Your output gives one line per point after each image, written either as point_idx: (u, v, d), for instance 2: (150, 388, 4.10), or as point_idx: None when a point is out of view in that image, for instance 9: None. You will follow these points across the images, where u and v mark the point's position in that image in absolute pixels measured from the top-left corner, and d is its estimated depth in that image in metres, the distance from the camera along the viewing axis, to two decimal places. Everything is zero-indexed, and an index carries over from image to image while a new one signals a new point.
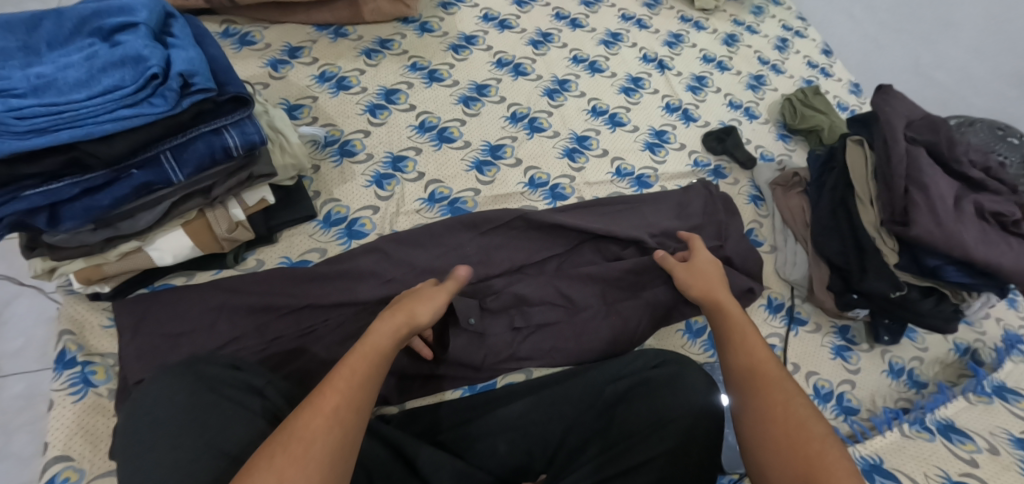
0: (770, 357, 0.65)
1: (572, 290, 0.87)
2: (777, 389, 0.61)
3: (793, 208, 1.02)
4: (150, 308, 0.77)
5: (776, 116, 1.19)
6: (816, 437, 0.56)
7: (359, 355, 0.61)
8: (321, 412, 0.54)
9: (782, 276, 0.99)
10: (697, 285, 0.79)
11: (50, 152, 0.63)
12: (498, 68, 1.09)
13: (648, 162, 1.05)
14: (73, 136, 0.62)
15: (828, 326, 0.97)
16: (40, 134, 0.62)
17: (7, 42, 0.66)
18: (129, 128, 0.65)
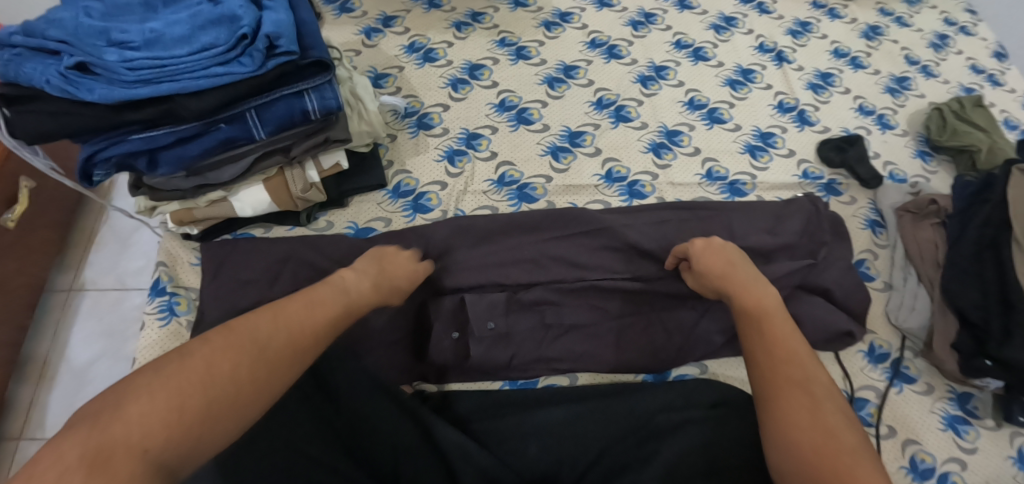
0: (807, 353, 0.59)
1: (613, 300, 0.79)
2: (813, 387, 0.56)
3: (922, 243, 0.85)
4: (231, 254, 0.82)
5: (918, 128, 1.00)
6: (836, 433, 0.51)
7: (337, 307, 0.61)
8: (285, 347, 0.54)
9: (893, 322, 0.84)
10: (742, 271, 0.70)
11: (150, 101, 0.66)
12: (591, 49, 1.03)
13: (746, 167, 0.93)
14: (172, 89, 0.65)
15: (943, 390, 0.81)
16: (145, 85, 0.65)
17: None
18: (219, 85, 0.66)
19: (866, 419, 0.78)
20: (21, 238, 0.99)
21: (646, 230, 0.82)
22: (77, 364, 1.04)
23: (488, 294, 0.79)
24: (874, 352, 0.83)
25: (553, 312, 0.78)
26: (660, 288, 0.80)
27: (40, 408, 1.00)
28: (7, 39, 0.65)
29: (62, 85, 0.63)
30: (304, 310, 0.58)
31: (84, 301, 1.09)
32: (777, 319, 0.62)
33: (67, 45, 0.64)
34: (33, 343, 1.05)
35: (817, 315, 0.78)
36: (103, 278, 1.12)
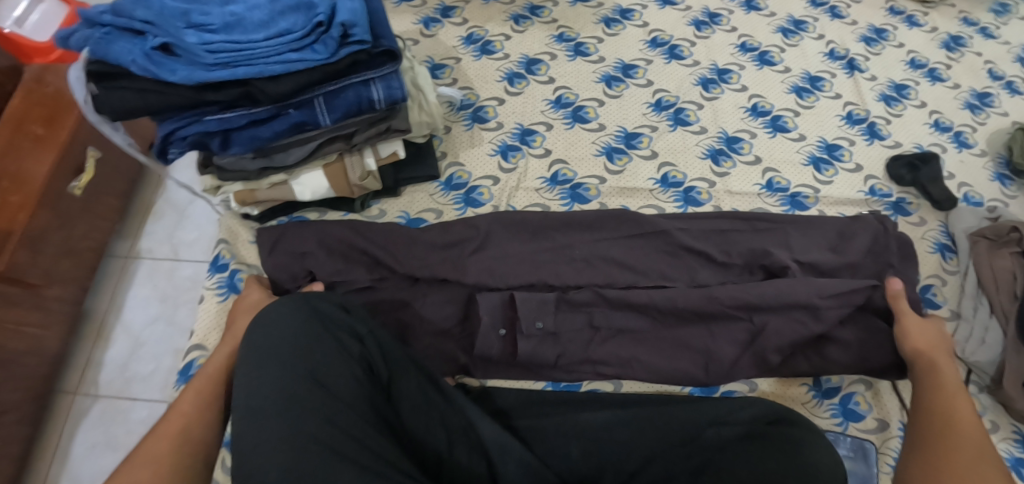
0: None
1: (673, 313, 0.76)
2: None
3: (999, 273, 0.80)
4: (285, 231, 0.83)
5: (998, 148, 0.94)
6: None
7: (203, 379, 0.67)
8: (167, 435, 0.61)
9: (959, 354, 0.79)
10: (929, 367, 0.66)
11: (228, 84, 0.67)
12: (651, 48, 1.00)
13: (808, 180, 0.90)
14: (249, 74, 0.66)
15: (1008, 430, 0.76)
16: (223, 68, 0.66)
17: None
18: (293, 70, 0.67)
19: None
20: (94, 203, 1.05)
21: (702, 236, 0.81)
22: (132, 327, 1.09)
23: (544, 297, 0.77)
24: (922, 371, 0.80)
25: (604, 316, 0.77)
26: (723, 301, 0.75)
27: (96, 367, 1.05)
28: (96, 18, 0.66)
29: (147, 65, 0.65)
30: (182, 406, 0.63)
31: (139, 268, 1.14)
32: None
33: (152, 25, 0.66)
34: (93, 303, 1.11)
35: (876, 341, 0.75)
36: (158, 247, 1.16)
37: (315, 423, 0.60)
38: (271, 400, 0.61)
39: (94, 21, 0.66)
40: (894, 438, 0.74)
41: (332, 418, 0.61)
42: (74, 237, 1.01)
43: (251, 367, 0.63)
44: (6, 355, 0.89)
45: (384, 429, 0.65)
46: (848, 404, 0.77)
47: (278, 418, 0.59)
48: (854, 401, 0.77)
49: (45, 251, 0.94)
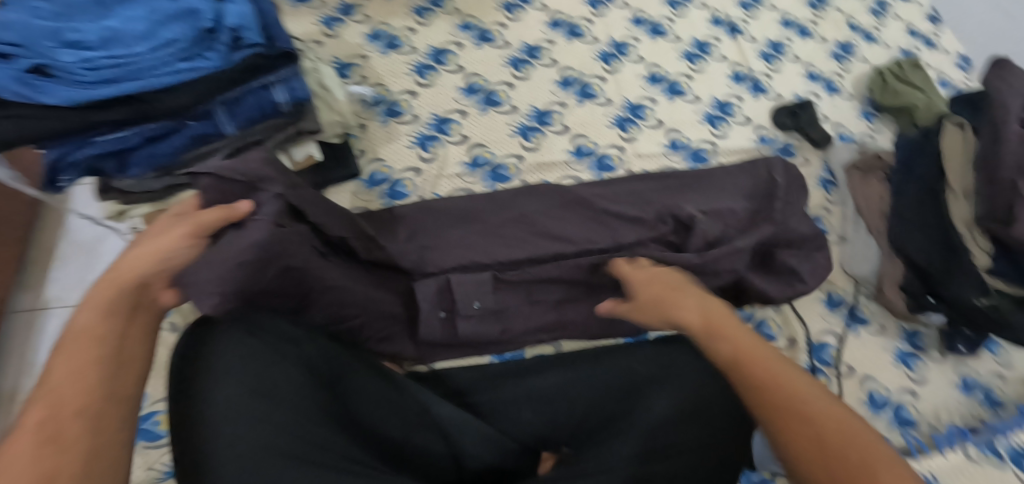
0: (810, 395, 0.48)
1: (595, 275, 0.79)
2: (834, 433, 0.45)
3: (870, 197, 0.91)
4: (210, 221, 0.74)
5: (862, 91, 1.07)
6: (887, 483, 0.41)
7: (75, 336, 0.49)
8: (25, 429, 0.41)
9: (847, 270, 0.91)
10: (676, 297, 0.64)
11: (119, 101, 0.64)
12: (552, 29, 1.05)
13: (706, 136, 0.98)
14: (136, 88, 0.63)
15: (894, 329, 0.88)
16: (108, 85, 0.63)
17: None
18: (187, 80, 0.65)
19: (826, 360, 0.85)
20: None
21: (619, 198, 0.86)
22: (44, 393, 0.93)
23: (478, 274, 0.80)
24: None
25: (539, 288, 0.82)
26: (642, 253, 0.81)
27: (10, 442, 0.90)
28: None
29: (19, 89, 0.60)
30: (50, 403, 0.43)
31: (48, 320, 0.97)
32: (780, 368, 0.50)
33: (18, 47, 0.61)
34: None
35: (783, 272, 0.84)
36: (68, 295, 1.00)
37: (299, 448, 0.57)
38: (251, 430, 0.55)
39: None
40: (802, 351, 0.84)
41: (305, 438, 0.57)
42: None
43: (215, 376, 0.58)
44: None
45: (350, 435, 0.63)
46: (762, 328, 0.86)
47: (249, 422, 0.55)
48: (766, 324, 0.86)
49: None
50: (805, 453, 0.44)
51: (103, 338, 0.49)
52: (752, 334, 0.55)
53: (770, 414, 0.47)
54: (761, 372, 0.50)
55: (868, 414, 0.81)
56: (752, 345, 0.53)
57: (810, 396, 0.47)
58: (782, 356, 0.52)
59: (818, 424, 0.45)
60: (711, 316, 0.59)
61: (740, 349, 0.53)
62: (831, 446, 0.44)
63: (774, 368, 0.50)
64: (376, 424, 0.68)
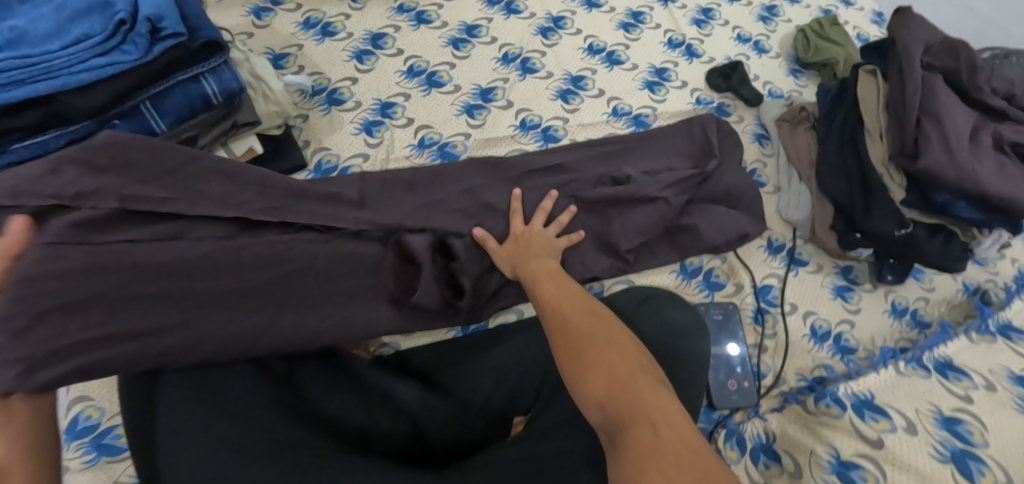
0: (615, 350, 0.55)
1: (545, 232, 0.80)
2: (633, 379, 0.52)
3: (799, 146, 0.98)
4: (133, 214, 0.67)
5: (788, 49, 1.13)
6: (662, 420, 0.49)
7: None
8: None
9: (783, 217, 0.97)
10: (536, 267, 0.72)
11: (33, 103, 0.63)
12: (489, 7, 1.06)
13: (646, 102, 1.02)
14: (51, 88, 0.62)
15: (830, 267, 0.95)
16: (18, 86, 0.61)
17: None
18: (103, 77, 0.64)
19: (771, 301, 0.90)
20: None
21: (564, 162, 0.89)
22: None
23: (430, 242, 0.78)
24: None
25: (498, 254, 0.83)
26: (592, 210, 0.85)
27: None
28: None
29: None
30: None
31: None
32: (591, 330, 0.58)
33: None
34: None
35: (720, 220, 0.89)
36: None
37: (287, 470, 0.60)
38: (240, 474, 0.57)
39: None
40: (749, 294, 0.90)
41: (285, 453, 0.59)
42: None
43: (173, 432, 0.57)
44: None
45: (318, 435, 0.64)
46: (711, 278, 0.90)
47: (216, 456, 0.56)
48: (715, 274, 0.91)
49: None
50: (599, 396, 0.52)
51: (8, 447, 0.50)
52: (581, 325, 0.59)
53: (576, 367, 0.55)
54: (587, 370, 0.54)
55: (812, 346, 0.88)
56: (586, 339, 0.57)
57: (629, 384, 0.51)
58: (609, 343, 0.56)
59: (630, 411, 0.50)
60: (558, 310, 0.63)
61: (581, 347, 0.56)
62: (621, 391, 0.51)
63: (601, 362, 0.54)
64: (340, 412, 0.69)
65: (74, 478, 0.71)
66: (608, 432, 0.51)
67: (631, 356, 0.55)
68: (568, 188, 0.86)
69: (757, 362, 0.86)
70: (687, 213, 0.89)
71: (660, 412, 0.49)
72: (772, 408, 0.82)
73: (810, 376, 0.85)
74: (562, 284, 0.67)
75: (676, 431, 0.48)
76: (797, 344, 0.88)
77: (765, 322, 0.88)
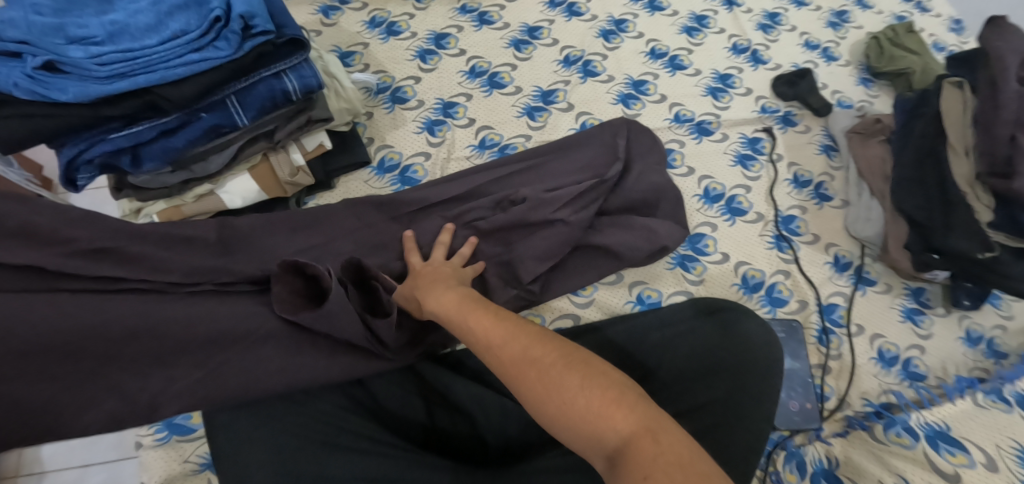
0: (577, 370, 0.51)
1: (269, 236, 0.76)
2: (613, 394, 0.49)
3: (871, 159, 0.93)
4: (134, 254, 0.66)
5: (858, 58, 1.07)
6: (654, 428, 0.46)
7: None
8: None
9: (852, 234, 0.93)
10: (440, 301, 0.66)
11: (129, 95, 0.64)
12: (551, 8, 1.05)
13: (709, 108, 0.99)
14: (149, 82, 0.63)
15: (899, 288, 0.91)
16: (119, 79, 0.63)
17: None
18: (197, 72, 0.65)
19: (837, 320, 0.87)
20: None
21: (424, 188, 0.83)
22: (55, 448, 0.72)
23: (334, 275, 0.71)
24: (799, 232, 0.92)
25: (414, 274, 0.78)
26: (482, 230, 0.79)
27: None
28: None
29: (31, 87, 0.60)
30: None
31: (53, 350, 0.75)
32: (549, 357, 0.53)
33: (28, 45, 0.62)
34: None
35: (631, 238, 0.81)
36: None
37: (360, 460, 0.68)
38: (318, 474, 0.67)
39: None
40: (814, 312, 0.87)
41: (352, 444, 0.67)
42: None
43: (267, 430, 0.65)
44: None
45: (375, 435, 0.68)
46: (773, 293, 0.87)
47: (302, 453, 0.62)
48: (778, 289, 0.88)
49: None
50: (582, 428, 0.48)
51: None
52: (537, 357, 0.54)
53: (547, 406, 0.50)
54: (568, 410, 0.49)
55: (879, 370, 0.85)
56: (548, 376, 0.52)
57: (618, 403, 0.48)
58: (574, 370, 0.51)
59: (625, 436, 0.47)
60: (500, 342, 0.57)
61: (543, 389, 0.52)
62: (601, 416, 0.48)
63: (577, 392, 0.50)
64: (404, 420, 0.73)
65: (148, 455, 0.74)
66: (604, 459, 0.47)
67: (598, 367, 0.52)
68: (463, 218, 0.81)
69: (819, 383, 0.83)
70: (597, 232, 0.82)
71: (648, 420, 0.47)
72: (835, 433, 0.80)
73: (875, 401, 0.82)
74: (497, 312, 0.61)
75: (669, 434, 0.46)
76: (863, 367, 0.84)
77: (831, 343, 0.85)
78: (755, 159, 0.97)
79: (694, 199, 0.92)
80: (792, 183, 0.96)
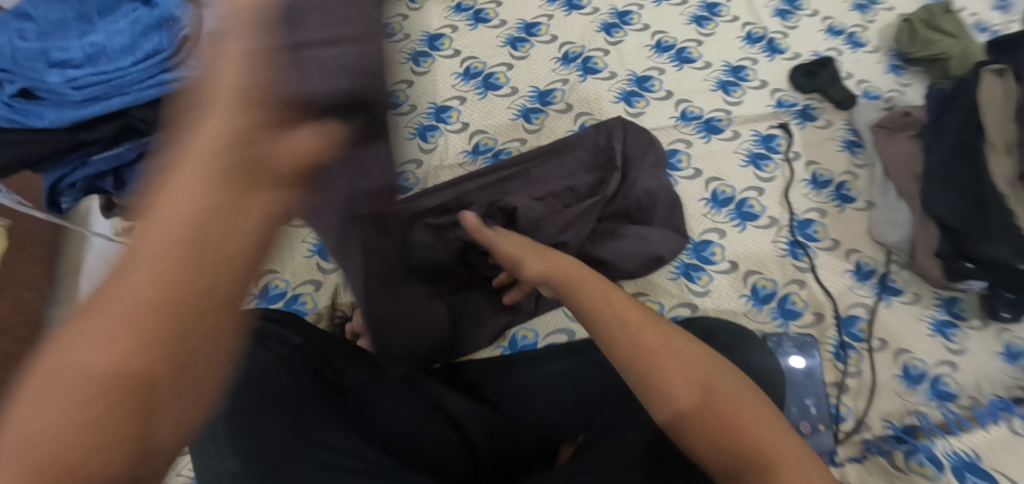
0: (702, 367, 0.50)
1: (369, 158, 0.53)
2: (730, 398, 0.48)
3: (898, 156, 0.85)
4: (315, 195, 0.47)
5: (888, 42, 0.99)
6: (764, 433, 0.46)
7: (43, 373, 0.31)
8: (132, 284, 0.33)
9: (877, 239, 0.85)
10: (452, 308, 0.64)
11: (107, 118, 0.64)
12: (551, 3, 1.00)
13: (718, 104, 0.93)
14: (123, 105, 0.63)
15: (929, 297, 0.83)
16: (94, 103, 0.63)
17: (64, 12, 0.67)
18: (170, 93, 0.64)
19: (857, 335, 0.80)
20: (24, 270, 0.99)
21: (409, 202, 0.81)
22: None
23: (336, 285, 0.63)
24: (816, 238, 0.86)
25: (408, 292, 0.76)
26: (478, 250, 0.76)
27: None
28: None
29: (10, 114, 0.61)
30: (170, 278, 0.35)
31: None
32: (677, 346, 0.51)
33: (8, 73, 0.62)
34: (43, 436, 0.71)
35: (626, 250, 0.78)
36: None
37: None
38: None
39: None
40: (830, 326, 0.80)
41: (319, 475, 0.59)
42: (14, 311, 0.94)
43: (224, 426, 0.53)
44: None
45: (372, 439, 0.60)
46: (786, 305, 0.81)
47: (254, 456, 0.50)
48: (790, 300, 0.82)
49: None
50: (699, 422, 0.47)
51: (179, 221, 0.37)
52: (639, 320, 0.53)
53: (669, 397, 0.48)
54: (661, 375, 0.49)
55: (904, 389, 0.78)
56: (651, 338, 0.52)
57: (712, 382, 0.49)
58: (687, 350, 0.51)
59: (716, 404, 0.48)
60: (620, 319, 0.54)
61: (643, 346, 0.51)
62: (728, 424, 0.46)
63: (678, 360, 0.50)
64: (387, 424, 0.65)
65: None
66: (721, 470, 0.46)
67: (708, 364, 0.51)
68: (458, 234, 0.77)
69: (835, 403, 0.77)
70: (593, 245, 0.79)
71: (766, 434, 0.46)
72: (851, 457, 0.74)
73: (898, 424, 0.75)
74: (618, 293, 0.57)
75: (787, 453, 0.45)
76: (885, 385, 0.78)
77: (849, 359, 0.79)
78: (769, 159, 0.90)
79: (700, 203, 0.87)
80: (809, 183, 0.89)
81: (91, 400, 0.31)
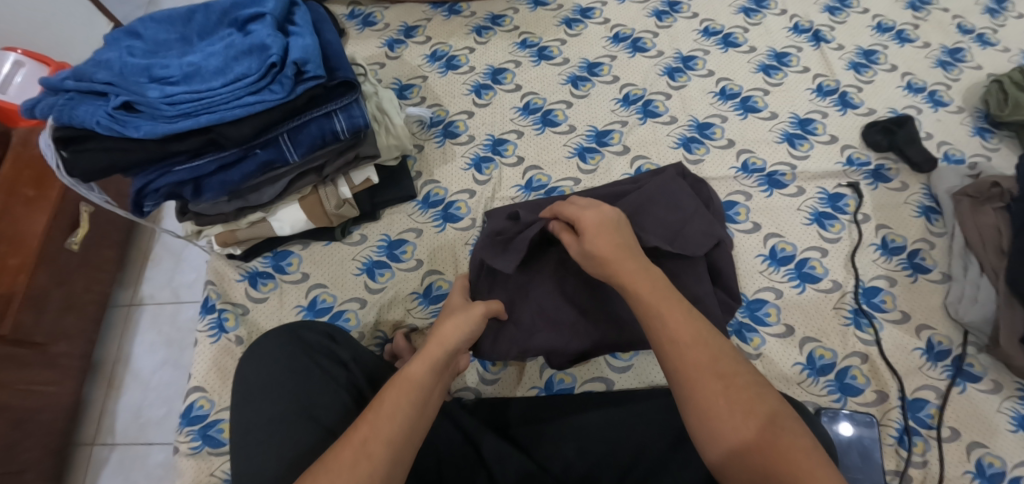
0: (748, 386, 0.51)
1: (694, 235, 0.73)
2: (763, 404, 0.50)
3: (983, 230, 0.77)
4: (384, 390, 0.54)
5: (975, 103, 0.94)
6: (797, 446, 0.48)
7: (404, 380, 0.55)
8: (350, 443, 0.50)
9: (954, 316, 0.77)
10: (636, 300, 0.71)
11: (193, 132, 0.66)
12: (614, 43, 1.01)
13: (784, 157, 0.91)
14: (210, 121, 0.64)
15: (1012, 388, 0.75)
16: (186, 118, 0.64)
17: (168, 35, 0.70)
18: (253, 114, 0.65)
19: (926, 420, 0.73)
20: (93, 257, 0.98)
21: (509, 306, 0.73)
22: None
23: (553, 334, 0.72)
24: (884, 308, 0.80)
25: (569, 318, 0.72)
26: None
27: None
28: (59, 85, 0.65)
29: (111, 124, 0.63)
30: (393, 395, 0.53)
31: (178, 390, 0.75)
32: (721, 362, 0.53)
33: (113, 85, 0.65)
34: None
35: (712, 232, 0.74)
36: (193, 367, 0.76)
37: (306, 458, 0.59)
38: (256, 434, 0.61)
39: (56, 88, 0.66)
40: (894, 408, 0.74)
41: (338, 432, 0.61)
42: (74, 294, 0.94)
43: None
44: (16, 414, 0.82)
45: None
46: (845, 379, 0.76)
47: None
48: (850, 374, 0.76)
49: (47, 308, 0.88)
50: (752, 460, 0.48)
51: (423, 384, 0.55)
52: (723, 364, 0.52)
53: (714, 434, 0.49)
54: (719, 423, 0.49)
55: None
56: (724, 399, 0.50)
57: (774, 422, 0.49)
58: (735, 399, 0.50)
59: (781, 445, 0.48)
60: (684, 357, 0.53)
61: (720, 399, 0.50)
62: (783, 439, 0.48)
63: (735, 411, 0.50)
64: (435, 435, 0.68)
65: (182, 462, 0.74)
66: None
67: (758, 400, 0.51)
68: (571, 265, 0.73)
69: None
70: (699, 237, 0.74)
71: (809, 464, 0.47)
72: None
73: None
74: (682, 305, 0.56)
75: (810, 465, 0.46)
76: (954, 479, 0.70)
77: (914, 447, 0.72)
78: (835, 219, 0.86)
79: (757, 259, 0.83)
80: (879, 248, 0.84)
81: (403, 450, 0.51)
